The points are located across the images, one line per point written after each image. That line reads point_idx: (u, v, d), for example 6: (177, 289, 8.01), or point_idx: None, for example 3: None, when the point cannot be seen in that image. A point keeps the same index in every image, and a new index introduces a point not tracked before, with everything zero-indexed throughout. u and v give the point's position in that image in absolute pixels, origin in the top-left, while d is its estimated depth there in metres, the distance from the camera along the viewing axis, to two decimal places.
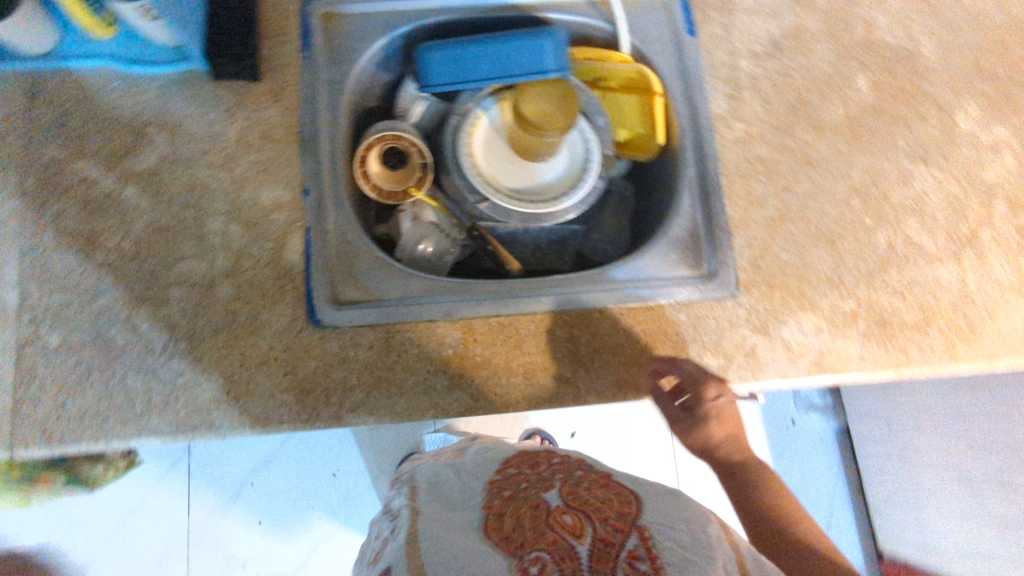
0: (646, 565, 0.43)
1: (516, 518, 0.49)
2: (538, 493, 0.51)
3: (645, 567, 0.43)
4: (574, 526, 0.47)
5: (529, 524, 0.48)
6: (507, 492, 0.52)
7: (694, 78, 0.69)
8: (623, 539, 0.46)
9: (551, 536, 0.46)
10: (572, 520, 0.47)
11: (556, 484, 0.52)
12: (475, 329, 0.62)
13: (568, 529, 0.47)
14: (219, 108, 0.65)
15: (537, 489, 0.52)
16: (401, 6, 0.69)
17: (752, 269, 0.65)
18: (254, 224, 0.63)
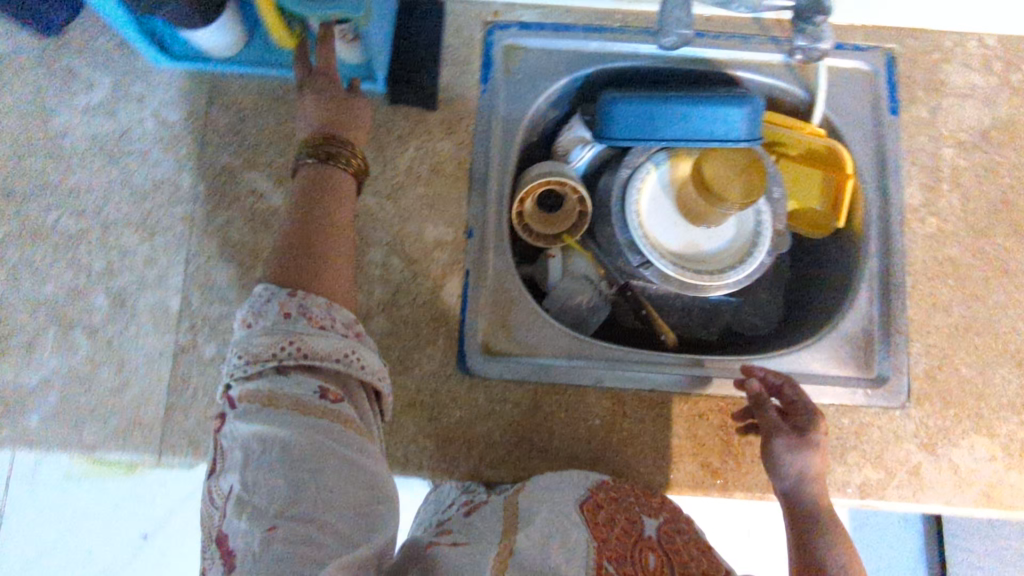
0: None
1: (608, 519, 0.50)
2: (639, 511, 0.52)
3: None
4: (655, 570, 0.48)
5: (618, 541, 0.49)
6: (612, 492, 0.53)
7: (890, 162, 0.64)
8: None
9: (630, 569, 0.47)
10: (653, 562, 0.49)
11: (659, 514, 0.53)
12: (625, 402, 0.60)
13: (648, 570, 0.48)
14: (392, 132, 0.63)
15: (639, 506, 0.53)
16: (587, 47, 0.66)
17: (927, 380, 0.60)
18: (415, 259, 0.62)
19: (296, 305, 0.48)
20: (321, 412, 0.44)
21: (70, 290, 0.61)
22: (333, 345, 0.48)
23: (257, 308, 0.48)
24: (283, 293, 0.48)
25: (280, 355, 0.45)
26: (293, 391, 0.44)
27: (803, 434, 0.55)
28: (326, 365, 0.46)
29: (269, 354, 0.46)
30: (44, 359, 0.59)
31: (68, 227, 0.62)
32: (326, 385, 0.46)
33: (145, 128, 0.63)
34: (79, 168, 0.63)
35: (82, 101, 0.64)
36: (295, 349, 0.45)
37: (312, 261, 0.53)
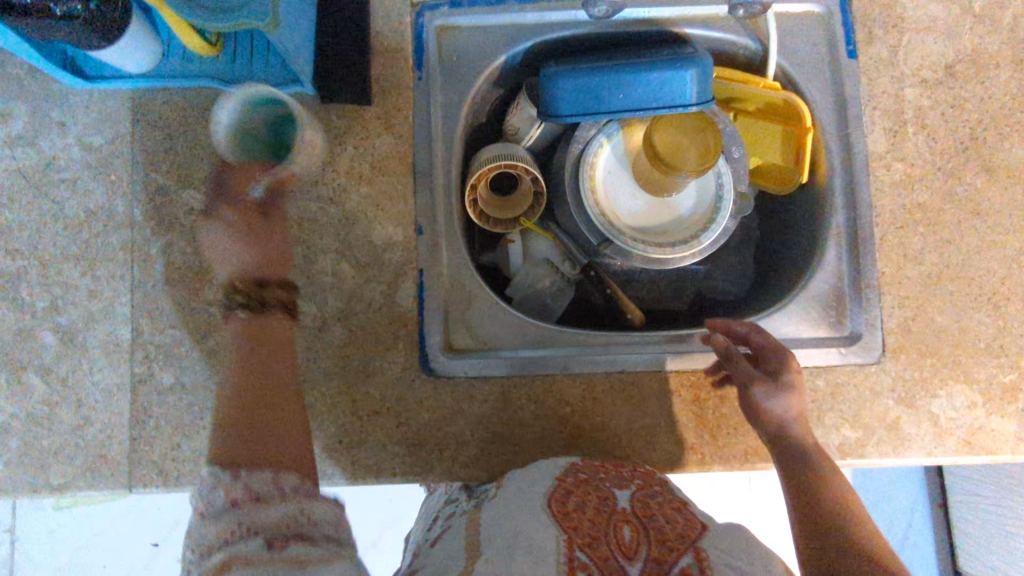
0: None
1: (579, 504, 0.48)
2: (608, 486, 0.50)
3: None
4: (632, 544, 0.46)
5: (590, 522, 0.47)
6: (580, 474, 0.51)
7: (850, 109, 0.61)
8: (678, 556, 0.44)
9: (603, 551, 0.44)
10: (629, 535, 0.46)
11: (631, 484, 0.51)
12: (595, 387, 0.59)
13: (624, 544, 0.46)
14: (329, 133, 0.61)
15: (609, 482, 0.51)
16: (523, 20, 0.62)
17: (903, 332, 0.59)
18: (365, 264, 0.59)
19: (243, 488, 0.43)
20: (272, 560, 0.38)
21: (18, 332, 0.59)
22: (280, 513, 0.42)
23: (202, 497, 0.43)
24: (226, 472, 0.43)
25: (229, 541, 0.40)
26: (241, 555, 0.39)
27: (775, 377, 0.54)
28: (275, 530, 0.41)
29: (219, 542, 0.40)
30: (1, 405, 0.58)
31: (6, 267, 0.60)
32: (275, 535, 0.40)
33: (71, 155, 0.61)
34: (7, 204, 0.60)
35: (2, 134, 0.61)
36: (240, 526, 0.40)
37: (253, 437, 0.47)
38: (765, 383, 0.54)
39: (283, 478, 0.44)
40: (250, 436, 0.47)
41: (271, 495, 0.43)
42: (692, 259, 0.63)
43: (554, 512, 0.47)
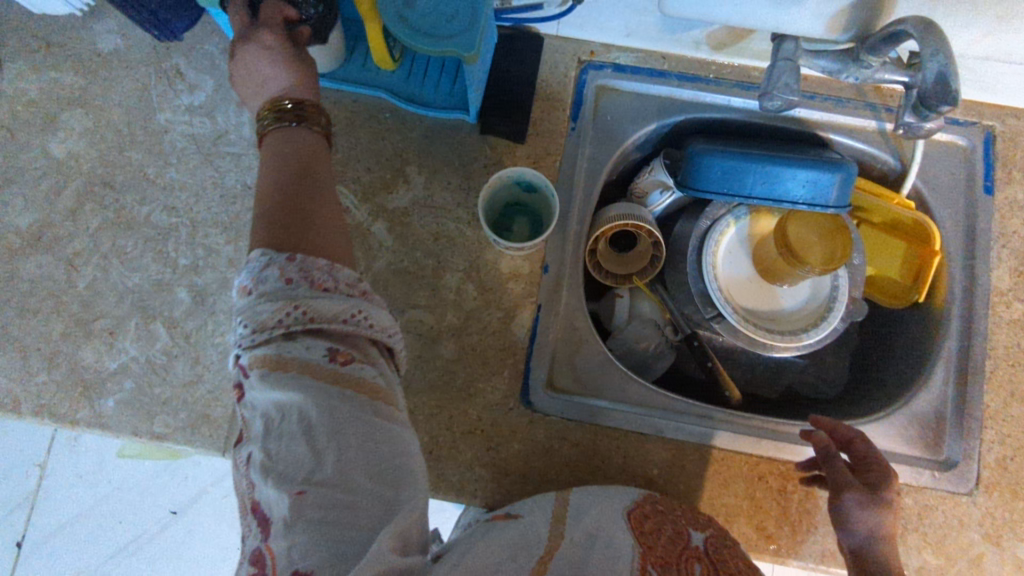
0: None
1: (654, 529, 0.49)
2: (684, 523, 0.51)
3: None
4: None
5: (663, 546, 0.48)
6: (658, 505, 0.53)
7: (980, 241, 0.62)
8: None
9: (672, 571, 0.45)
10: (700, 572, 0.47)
11: (707, 528, 0.51)
12: (685, 454, 0.60)
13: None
14: (480, 161, 0.64)
15: (685, 520, 0.52)
16: (679, 95, 0.66)
17: (998, 469, 0.59)
18: (489, 288, 0.62)
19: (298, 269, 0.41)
20: (337, 382, 0.39)
21: (156, 282, 0.63)
22: (341, 307, 0.42)
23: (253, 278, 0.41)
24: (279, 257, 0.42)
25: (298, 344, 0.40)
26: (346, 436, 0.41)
27: (871, 490, 0.53)
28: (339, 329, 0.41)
29: (276, 321, 0.39)
30: (124, 346, 0.61)
31: (159, 221, 0.64)
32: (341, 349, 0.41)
33: (241, 132, 0.65)
34: (174, 165, 0.65)
35: (186, 101, 0.66)
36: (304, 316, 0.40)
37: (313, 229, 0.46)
38: (861, 492, 0.53)
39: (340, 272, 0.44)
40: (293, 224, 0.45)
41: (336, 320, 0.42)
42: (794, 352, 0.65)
43: (630, 527, 0.49)
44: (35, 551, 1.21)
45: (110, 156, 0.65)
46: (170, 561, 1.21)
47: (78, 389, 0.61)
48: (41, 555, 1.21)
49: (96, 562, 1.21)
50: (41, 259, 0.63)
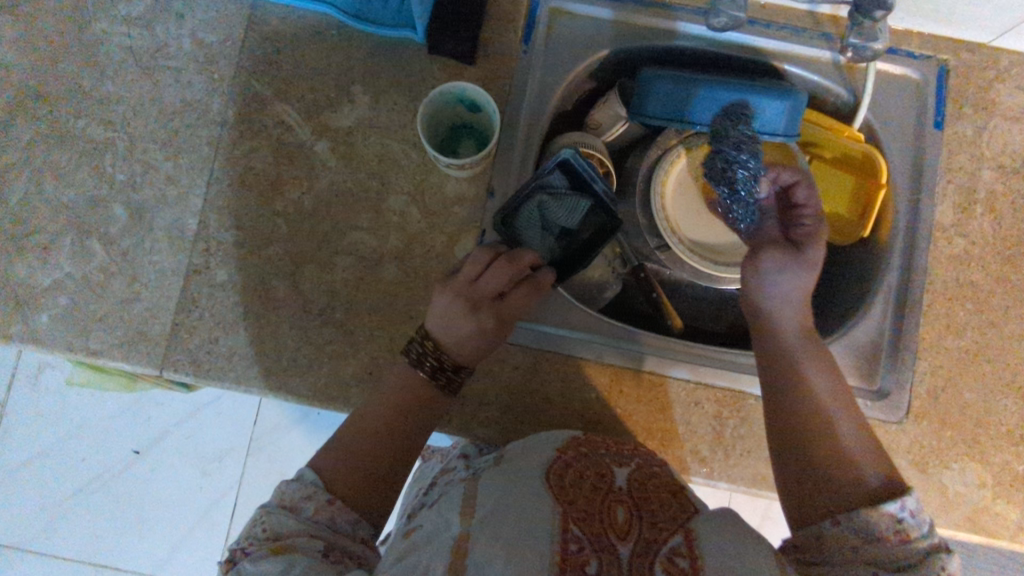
0: (685, 561, 0.43)
1: (575, 479, 0.50)
2: (608, 463, 0.52)
3: (685, 564, 0.42)
4: (623, 525, 0.46)
5: (585, 499, 0.48)
6: (581, 447, 0.54)
7: (926, 176, 0.62)
8: (668, 537, 0.45)
9: (596, 528, 0.45)
10: (623, 517, 0.47)
11: (631, 463, 0.53)
12: (623, 380, 0.61)
13: (616, 527, 0.46)
14: (427, 82, 0.63)
15: (610, 458, 0.53)
16: (634, 19, 0.65)
17: (930, 399, 0.60)
18: (433, 211, 0.61)
19: (327, 516, 0.48)
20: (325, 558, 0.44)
21: (92, 198, 0.61)
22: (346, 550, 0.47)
23: (293, 497, 0.49)
24: (324, 496, 0.49)
25: (298, 537, 0.45)
26: (300, 548, 0.44)
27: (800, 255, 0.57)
28: (345, 551, 0.47)
29: (290, 534, 0.45)
30: (61, 261, 0.60)
31: (96, 135, 0.62)
32: (335, 553, 0.46)
33: (181, 46, 0.63)
34: (111, 77, 0.63)
35: (123, 12, 0.63)
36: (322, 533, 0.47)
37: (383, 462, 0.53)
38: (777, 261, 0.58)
39: (360, 527, 0.50)
40: (372, 482, 0.52)
41: (344, 531, 0.49)
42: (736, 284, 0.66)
43: (550, 484, 0.49)
44: None
45: (43, 66, 0.62)
46: (132, 500, 1.21)
47: (12, 304, 0.59)
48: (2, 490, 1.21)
49: (57, 501, 1.21)
50: None
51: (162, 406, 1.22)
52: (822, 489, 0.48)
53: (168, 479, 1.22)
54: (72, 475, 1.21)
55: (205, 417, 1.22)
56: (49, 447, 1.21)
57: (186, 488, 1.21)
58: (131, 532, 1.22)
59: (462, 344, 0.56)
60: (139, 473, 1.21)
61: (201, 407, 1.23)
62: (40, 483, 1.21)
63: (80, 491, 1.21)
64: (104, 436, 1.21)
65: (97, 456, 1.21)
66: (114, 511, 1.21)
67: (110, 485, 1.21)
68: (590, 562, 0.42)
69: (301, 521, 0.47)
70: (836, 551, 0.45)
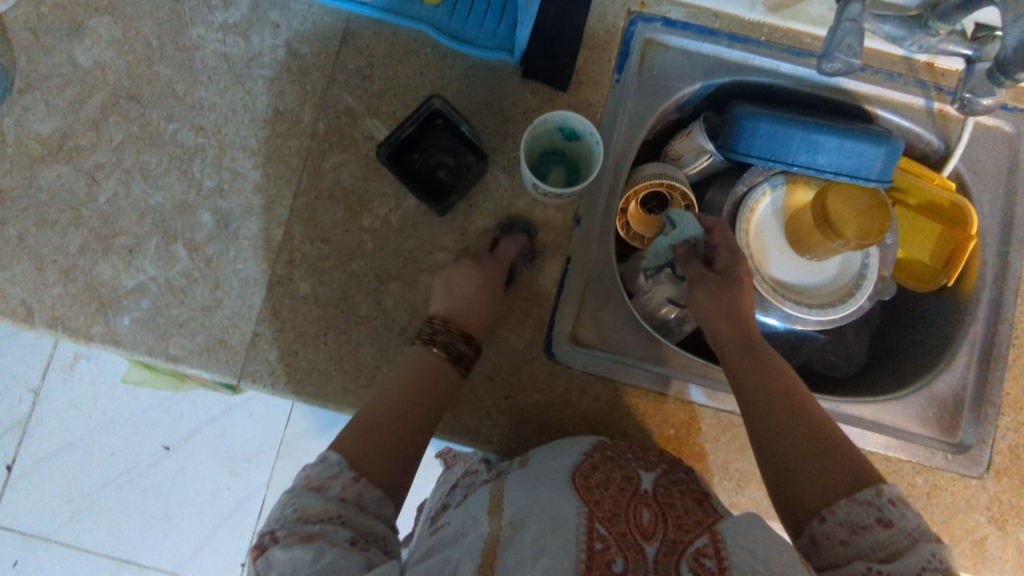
0: (711, 562, 0.41)
1: (601, 480, 0.50)
2: (635, 466, 0.53)
3: (710, 565, 0.41)
4: (649, 527, 0.46)
5: (611, 499, 0.48)
6: (607, 452, 0.54)
7: (1016, 230, 0.62)
8: (692, 538, 0.45)
9: (621, 527, 0.45)
10: (647, 520, 0.47)
11: (658, 470, 0.53)
12: (701, 419, 0.60)
13: (642, 527, 0.46)
14: (518, 107, 0.63)
15: (636, 462, 0.53)
16: (727, 55, 0.65)
17: (1010, 456, 0.59)
18: (521, 237, 0.61)
19: (354, 494, 0.46)
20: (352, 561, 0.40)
21: (178, 203, 0.61)
22: (372, 528, 0.45)
23: (320, 478, 0.46)
24: (349, 474, 0.47)
25: (328, 521, 0.43)
26: (327, 535, 0.42)
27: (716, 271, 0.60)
28: (366, 535, 0.44)
29: (319, 518, 0.43)
30: (145, 264, 0.60)
31: (186, 140, 0.62)
32: (361, 539, 0.43)
33: (276, 56, 0.63)
34: (204, 83, 0.63)
35: (219, 18, 0.63)
36: (343, 517, 0.44)
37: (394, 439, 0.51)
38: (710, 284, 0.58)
39: (385, 505, 0.48)
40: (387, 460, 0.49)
41: (369, 511, 0.46)
42: (816, 325, 0.65)
43: (575, 485, 0.49)
44: (25, 475, 1.20)
45: (138, 69, 0.63)
46: (160, 495, 1.21)
47: (93, 304, 0.59)
48: (30, 479, 1.20)
49: (85, 492, 1.20)
50: (61, 167, 0.61)
51: (195, 403, 1.22)
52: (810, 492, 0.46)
53: (195, 477, 1.21)
54: (101, 468, 1.20)
55: (237, 417, 1.22)
56: (79, 438, 1.21)
57: (213, 487, 1.21)
58: (157, 528, 1.21)
59: (466, 303, 0.56)
60: (168, 469, 1.21)
61: (234, 407, 1.22)
62: (69, 474, 1.20)
63: (108, 483, 1.20)
64: (134, 431, 1.21)
65: (127, 450, 1.20)
66: (141, 506, 1.21)
67: (139, 479, 1.21)
68: (617, 560, 0.42)
69: (327, 501, 0.45)
70: (831, 550, 0.43)
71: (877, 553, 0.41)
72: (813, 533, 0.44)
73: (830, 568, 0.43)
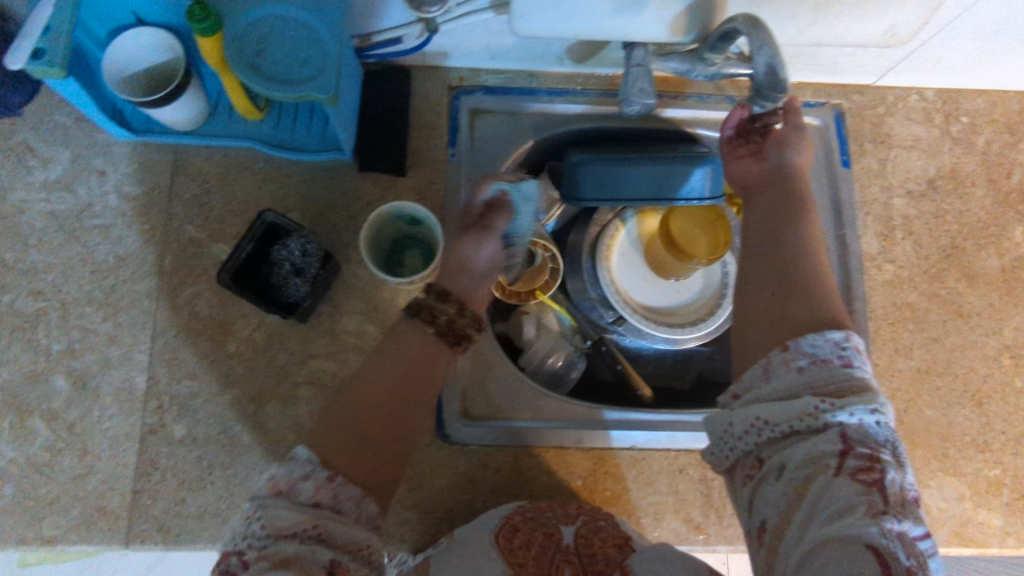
0: None
1: (525, 541, 0.51)
2: (555, 522, 0.53)
3: None
4: None
5: (535, 560, 0.50)
6: (527, 511, 0.53)
7: (846, 212, 0.66)
8: None
9: None
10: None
11: (578, 519, 0.53)
12: (606, 461, 0.61)
13: None
14: (362, 200, 0.64)
15: (556, 517, 0.53)
16: (551, 109, 0.68)
17: (896, 423, 0.62)
18: (391, 325, 0.61)
19: (327, 495, 0.47)
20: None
21: (28, 374, 0.58)
22: (353, 535, 0.47)
23: (288, 479, 0.47)
24: (321, 472, 0.48)
25: (300, 536, 0.44)
26: (301, 556, 0.43)
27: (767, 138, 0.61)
28: (344, 551, 0.45)
29: (291, 531, 0.45)
30: (3, 448, 0.57)
31: (25, 309, 0.59)
32: (334, 565, 0.44)
33: (107, 203, 0.62)
34: (35, 245, 0.61)
35: (40, 178, 0.62)
36: (317, 532, 0.45)
37: (369, 417, 0.52)
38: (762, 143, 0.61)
39: (365, 502, 0.49)
40: (354, 439, 0.51)
41: (348, 515, 0.48)
42: (697, 341, 0.67)
43: (500, 551, 0.50)
44: None
45: None
46: None
47: None
48: None
49: None
50: None
51: None
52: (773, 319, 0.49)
53: None
54: None
55: None
56: None
57: None
58: None
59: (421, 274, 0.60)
60: None
61: None
62: None
63: None
64: None
65: None
66: None
67: None
68: None
69: (299, 507, 0.46)
70: (788, 377, 0.45)
71: (831, 386, 0.43)
72: (768, 363, 0.46)
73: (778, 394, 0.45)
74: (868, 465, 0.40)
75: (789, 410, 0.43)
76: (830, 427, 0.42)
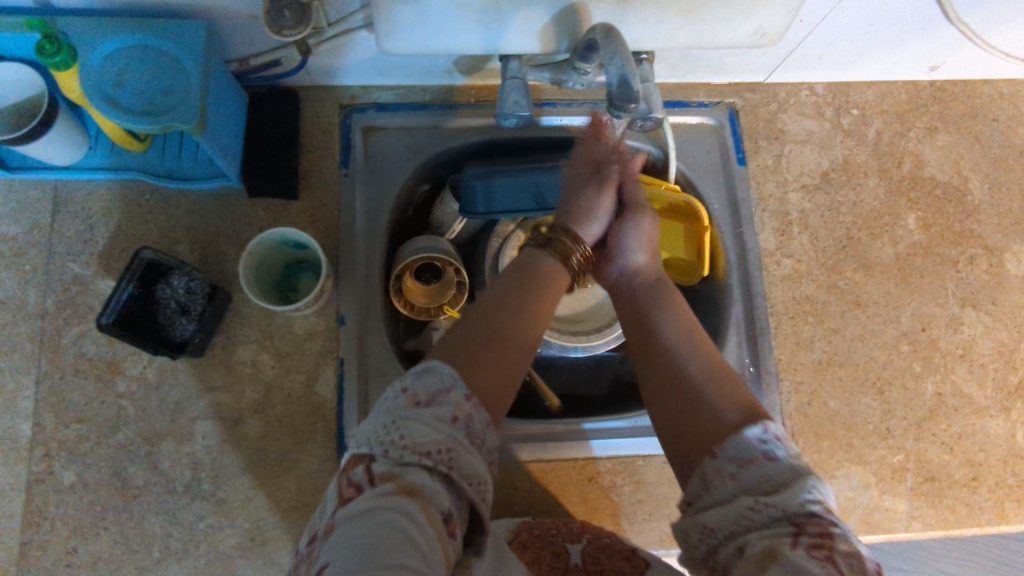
0: None
1: (535, 558, 0.50)
2: (562, 541, 0.53)
3: None
4: None
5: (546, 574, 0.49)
6: (534, 529, 0.54)
7: (743, 210, 0.67)
8: None
9: None
10: None
11: (584, 538, 0.53)
12: (514, 477, 0.60)
13: None
14: (253, 226, 0.62)
15: (562, 536, 0.53)
16: (446, 123, 0.67)
17: (800, 416, 0.63)
18: (288, 353, 0.60)
19: (464, 414, 0.41)
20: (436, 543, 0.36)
21: None
22: (476, 467, 0.40)
23: (428, 390, 0.41)
24: (460, 389, 0.41)
25: (432, 457, 0.38)
26: (422, 492, 0.37)
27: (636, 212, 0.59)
28: (468, 489, 0.39)
29: (427, 448, 0.39)
30: None
31: None
32: (452, 513, 0.38)
33: None
34: None
35: None
36: (449, 459, 0.39)
37: (492, 342, 0.46)
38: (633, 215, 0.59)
39: (489, 431, 0.42)
40: (489, 367, 0.44)
41: (476, 445, 0.41)
42: (604, 348, 0.67)
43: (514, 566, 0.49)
44: None
45: None
46: None
47: None
48: None
49: None
50: None
51: None
52: (685, 432, 0.45)
53: None
54: None
55: None
56: None
57: None
58: None
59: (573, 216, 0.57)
60: None
61: None
62: None
63: None
64: None
65: None
66: None
67: None
68: None
69: (437, 425, 0.39)
70: (720, 486, 0.41)
71: (765, 485, 0.40)
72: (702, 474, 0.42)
73: (715, 504, 0.41)
74: (819, 542, 0.37)
75: (729, 514, 0.40)
76: (776, 514, 0.38)
